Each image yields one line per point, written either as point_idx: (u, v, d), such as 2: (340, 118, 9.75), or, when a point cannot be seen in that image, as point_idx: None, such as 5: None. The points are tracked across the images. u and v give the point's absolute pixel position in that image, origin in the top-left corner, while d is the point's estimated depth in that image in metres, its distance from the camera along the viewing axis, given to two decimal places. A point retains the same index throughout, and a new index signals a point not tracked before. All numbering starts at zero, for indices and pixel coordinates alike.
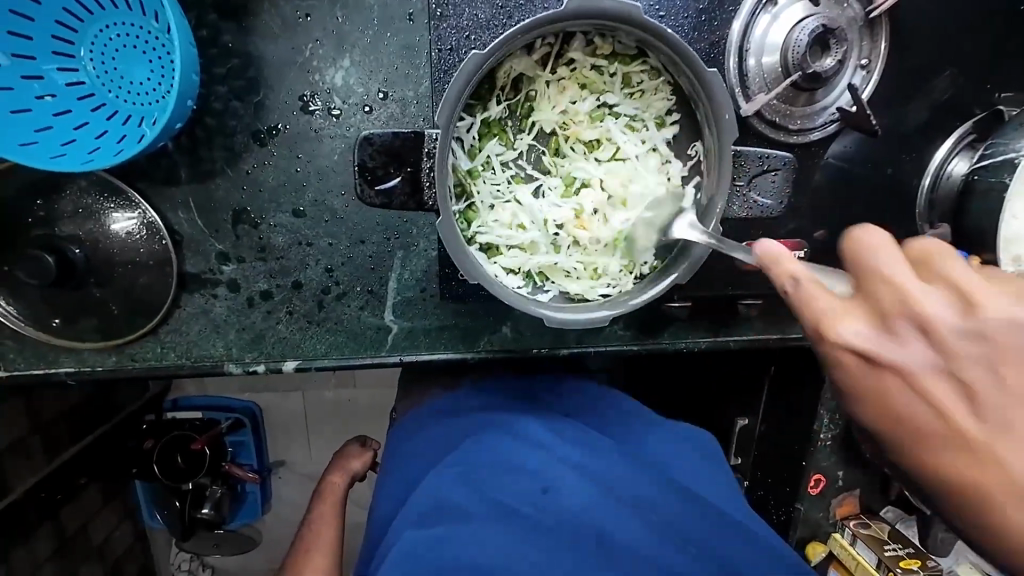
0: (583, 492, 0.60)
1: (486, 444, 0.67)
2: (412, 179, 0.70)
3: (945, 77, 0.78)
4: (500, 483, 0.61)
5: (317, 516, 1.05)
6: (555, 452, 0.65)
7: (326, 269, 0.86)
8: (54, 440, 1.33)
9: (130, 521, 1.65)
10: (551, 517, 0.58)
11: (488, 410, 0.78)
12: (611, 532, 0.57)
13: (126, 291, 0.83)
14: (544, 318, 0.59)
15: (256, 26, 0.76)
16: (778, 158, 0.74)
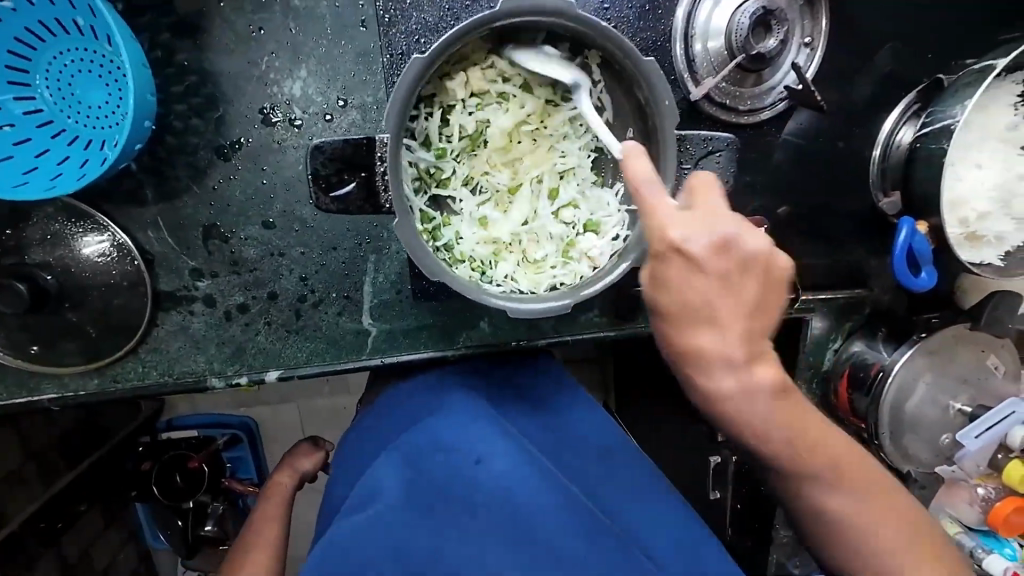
0: (513, 471, 0.60)
1: (425, 432, 0.66)
2: (368, 184, 0.67)
3: (888, 49, 0.80)
4: (437, 462, 0.61)
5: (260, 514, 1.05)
6: (492, 433, 0.64)
7: (301, 278, 0.88)
8: (47, 468, 1.34)
9: (133, 544, 1.65)
10: (489, 495, 0.58)
11: (429, 398, 0.78)
12: (534, 503, 0.57)
13: (103, 314, 0.84)
14: (506, 309, 0.60)
15: (210, 42, 0.77)
16: (722, 139, 0.72)
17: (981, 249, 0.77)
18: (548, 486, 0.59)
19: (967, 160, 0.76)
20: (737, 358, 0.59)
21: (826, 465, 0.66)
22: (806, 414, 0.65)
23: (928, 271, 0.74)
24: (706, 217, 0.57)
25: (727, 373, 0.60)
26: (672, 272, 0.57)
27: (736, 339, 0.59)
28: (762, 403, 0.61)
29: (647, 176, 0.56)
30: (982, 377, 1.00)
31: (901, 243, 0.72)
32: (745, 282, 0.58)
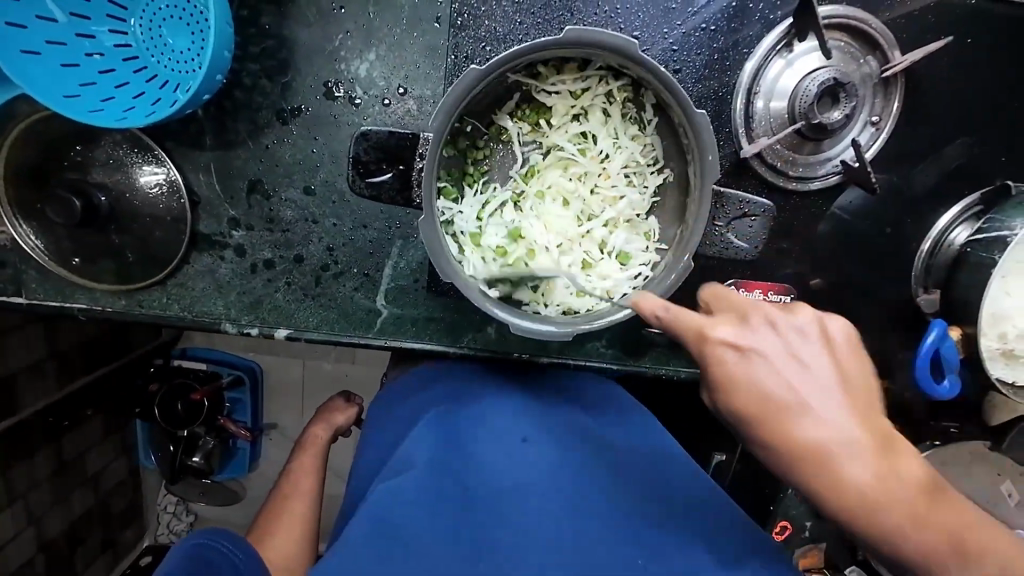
0: (552, 462, 0.69)
1: (460, 411, 0.77)
2: (403, 176, 0.84)
3: (959, 144, 0.77)
4: (484, 446, 0.71)
5: (295, 469, 1.07)
6: (536, 425, 0.76)
7: (328, 247, 0.91)
8: (66, 368, 1.44)
9: (125, 460, 1.74)
10: (525, 482, 0.66)
11: (462, 382, 0.87)
12: (586, 493, 0.67)
13: (143, 242, 0.89)
14: (509, 325, 0.60)
15: (292, 12, 0.80)
16: (758, 205, 0.76)
17: (1017, 370, 0.73)
18: (596, 483, 0.68)
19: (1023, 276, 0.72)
20: (826, 410, 0.53)
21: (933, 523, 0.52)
22: (908, 461, 0.54)
23: (951, 379, 0.70)
24: (731, 312, 0.56)
25: (811, 425, 0.52)
26: (726, 369, 0.54)
27: (819, 357, 0.54)
28: (822, 431, 0.52)
29: (663, 308, 0.57)
30: (993, 500, 0.96)
31: (928, 344, 0.69)
32: (788, 365, 0.53)
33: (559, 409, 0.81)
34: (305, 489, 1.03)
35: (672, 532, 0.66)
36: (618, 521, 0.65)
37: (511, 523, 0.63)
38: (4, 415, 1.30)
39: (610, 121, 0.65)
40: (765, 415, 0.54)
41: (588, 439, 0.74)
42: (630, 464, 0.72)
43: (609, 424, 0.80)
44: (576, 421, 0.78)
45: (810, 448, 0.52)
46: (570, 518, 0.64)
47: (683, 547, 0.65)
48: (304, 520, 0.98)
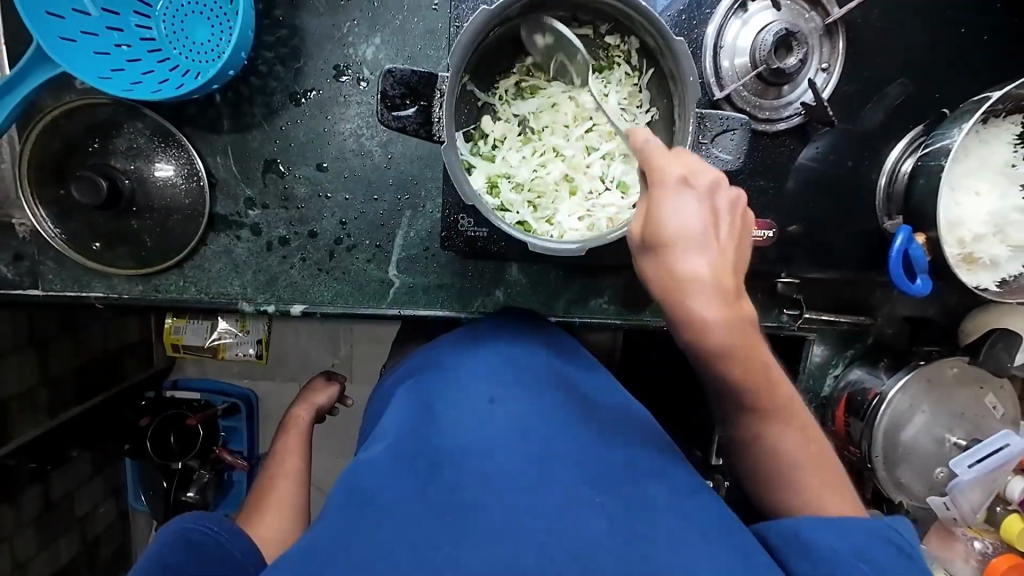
0: (517, 414, 0.68)
1: (432, 378, 0.78)
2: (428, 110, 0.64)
3: (899, 83, 0.88)
4: (452, 405, 0.71)
5: (283, 439, 1.13)
6: (503, 382, 0.74)
7: (340, 221, 0.96)
8: (59, 397, 1.44)
9: (115, 500, 1.72)
10: (486, 438, 0.65)
11: (439, 349, 0.86)
12: (552, 438, 0.66)
13: (161, 227, 0.93)
14: (529, 244, 0.67)
15: (304, 4, 0.89)
16: (738, 120, 0.78)
17: (977, 273, 0.82)
18: (561, 431, 0.67)
19: (967, 186, 0.82)
20: (710, 245, 0.59)
21: (760, 353, 0.64)
22: (745, 304, 0.62)
23: (923, 277, 0.77)
24: (683, 164, 0.61)
25: (702, 294, 0.59)
26: (664, 201, 0.59)
27: (713, 246, 0.59)
28: (712, 306, 0.59)
29: (647, 138, 0.63)
30: (981, 413, 1.01)
31: (897, 248, 0.77)
32: (722, 216, 0.60)
33: (528, 359, 0.80)
34: (294, 453, 1.09)
35: (635, 473, 0.65)
36: (582, 465, 0.63)
37: (479, 471, 0.61)
38: None
39: (601, 71, 0.74)
40: (671, 249, 0.59)
41: (556, 395, 0.73)
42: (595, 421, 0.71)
43: (570, 377, 0.79)
44: (542, 371, 0.78)
45: (694, 280, 0.59)
46: (534, 466, 0.62)
47: (649, 494, 0.63)
48: (297, 477, 1.04)
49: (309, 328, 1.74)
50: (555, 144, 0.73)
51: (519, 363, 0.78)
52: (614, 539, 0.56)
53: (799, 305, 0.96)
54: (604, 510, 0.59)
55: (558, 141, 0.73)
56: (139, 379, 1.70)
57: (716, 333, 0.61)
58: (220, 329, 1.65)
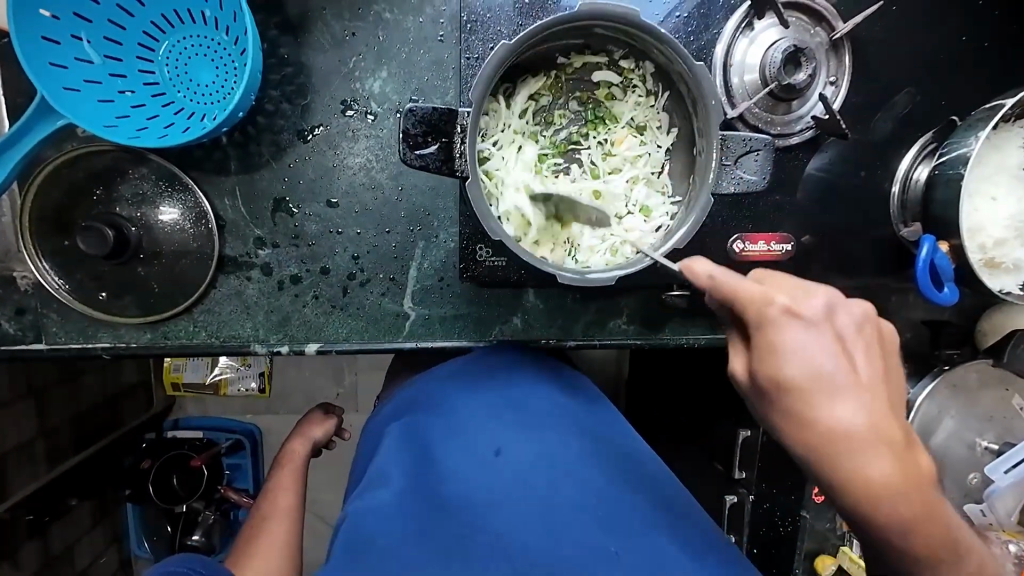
0: (524, 463, 0.67)
1: (431, 417, 0.77)
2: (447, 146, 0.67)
3: (906, 93, 0.89)
4: (454, 449, 0.70)
5: (276, 476, 1.07)
6: (508, 425, 0.73)
7: (353, 256, 0.95)
8: (58, 448, 1.39)
9: (116, 549, 1.66)
10: (495, 489, 0.64)
11: (435, 383, 0.85)
12: (559, 487, 0.65)
13: (169, 273, 0.90)
14: (559, 275, 0.66)
15: (308, 41, 0.88)
16: (760, 140, 0.85)
17: (1000, 276, 0.82)
18: (571, 478, 0.66)
19: (984, 192, 0.82)
20: (825, 351, 0.57)
21: (913, 468, 0.57)
22: (891, 416, 0.57)
23: (950, 286, 0.77)
24: (793, 288, 0.60)
25: (837, 390, 0.56)
26: (695, 270, 0.64)
27: (836, 348, 0.57)
28: (856, 409, 0.55)
29: (714, 273, 0.63)
30: (1009, 416, 1.00)
31: (923, 258, 0.76)
32: (824, 331, 0.58)
33: (530, 398, 0.80)
34: (286, 491, 1.04)
35: (642, 515, 0.65)
36: (592, 519, 0.63)
37: (490, 521, 0.62)
38: None
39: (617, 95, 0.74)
40: (773, 358, 0.58)
41: (566, 437, 0.72)
42: (604, 461, 0.71)
43: (579, 412, 0.80)
44: (548, 407, 0.78)
45: (844, 431, 0.56)
46: (545, 522, 0.62)
47: (660, 547, 0.63)
48: (289, 517, 0.99)
49: (313, 361, 1.70)
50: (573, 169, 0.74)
51: (520, 404, 0.78)
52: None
53: None
54: (618, 562, 0.60)
55: (576, 167, 0.74)
56: (139, 423, 1.64)
57: (859, 429, 0.55)
58: (221, 364, 1.66)
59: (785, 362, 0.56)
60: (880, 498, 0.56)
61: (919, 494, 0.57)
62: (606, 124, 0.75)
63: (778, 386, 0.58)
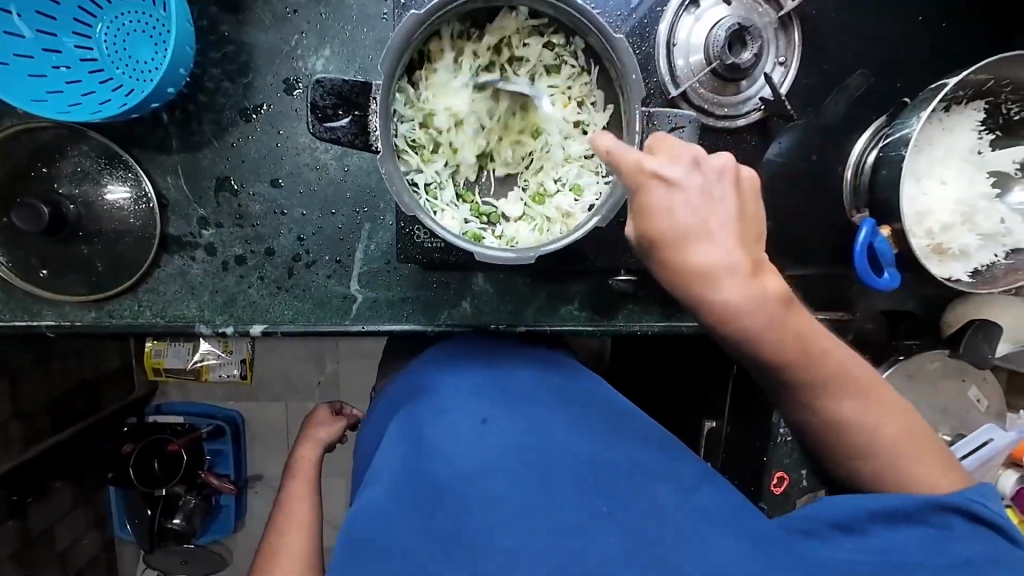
0: (516, 429, 0.61)
1: (419, 402, 0.71)
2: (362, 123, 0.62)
3: (859, 74, 0.87)
4: (442, 426, 0.64)
5: (293, 478, 1.03)
6: (498, 395, 0.67)
7: (298, 237, 0.94)
8: (35, 429, 1.42)
9: (98, 531, 1.68)
10: (482, 462, 0.58)
11: (429, 368, 0.79)
12: (556, 451, 0.59)
13: (112, 251, 0.90)
14: (474, 255, 0.65)
15: (250, 19, 0.87)
16: (687, 116, 0.76)
17: (948, 263, 0.80)
18: (570, 440, 0.60)
19: (933, 175, 0.80)
20: (714, 232, 0.58)
21: (788, 326, 0.60)
22: (769, 278, 0.59)
23: (890, 270, 0.74)
24: (669, 151, 0.59)
25: (730, 279, 0.57)
26: (651, 198, 0.58)
27: (728, 214, 0.58)
28: (737, 286, 0.57)
29: (611, 145, 0.59)
30: (964, 410, 1.00)
31: (861, 242, 0.74)
32: (683, 195, 0.58)
33: (520, 371, 0.74)
34: (305, 497, 0.99)
35: (651, 477, 0.59)
36: (593, 481, 0.57)
37: (489, 497, 0.56)
38: None
39: (550, 70, 0.71)
40: (671, 245, 0.58)
41: (558, 404, 0.66)
42: (602, 423, 0.64)
43: (569, 377, 0.74)
44: (536, 379, 0.72)
45: (724, 306, 0.58)
46: (545, 487, 0.56)
47: (667, 501, 0.57)
48: (308, 525, 0.95)
49: (288, 348, 1.68)
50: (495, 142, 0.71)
51: (507, 379, 0.72)
52: (628, 552, 0.53)
53: None
54: (614, 521, 0.55)
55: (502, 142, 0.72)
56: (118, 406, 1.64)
57: (728, 297, 0.58)
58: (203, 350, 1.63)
59: (696, 256, 0.57)
60: (739, 330, 0.59)
61: (789, 332, 0.60)
62: (533, 97, 0.71)
63: (692, 279, 0.58)
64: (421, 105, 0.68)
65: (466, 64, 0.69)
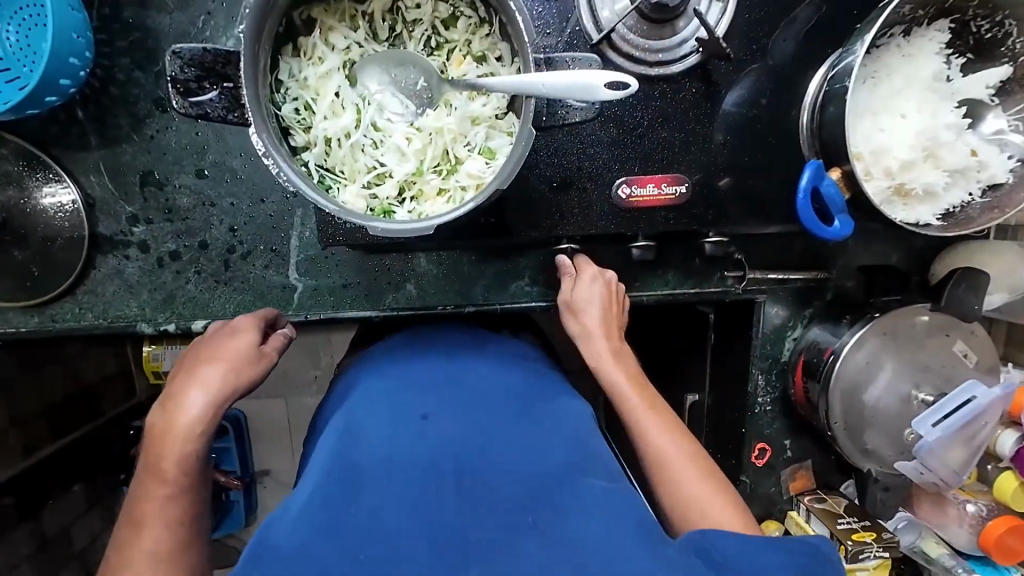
0: (452, 435, 0.60)
1: (355, 401, 0.69)
2: (236, 96, 0.58)
3: (809, 4, 0.79)
4: (379, 422, 0.62)
5: (164, 446, 0.68)
6: (438, 395, 0.66)
7: (230, 228, 0.91)
8: (32, 436, 1.35)
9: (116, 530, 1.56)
10: (412, 465, 0.56)
11: (375, 364, 0.76)
12: (485, 454, 0.58)
13: (44, 254, 0.89)
14: (368, 227, 0.60)
15: (153, 2, 0.83)
16: (584, 60, 0.68)
17: (914, 208, 0.73)
18: (499, 446, 0.59)
19: (892, 109, 0.72)
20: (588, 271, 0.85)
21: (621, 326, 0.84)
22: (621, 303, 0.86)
23: (839, 218, 0.69)
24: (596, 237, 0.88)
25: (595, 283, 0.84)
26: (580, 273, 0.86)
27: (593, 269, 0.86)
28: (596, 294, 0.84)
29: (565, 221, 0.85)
30: (951, 365, 0.90)
31: (805, 186, 0.68)
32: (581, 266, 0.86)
33: (467, 373, 0.72)
34: (181, 460, 0.68)
35: (577, 477, 0.57)
36: (514, 482, 0.55)
37: (410, 494, 0.53)
38: None
39: (448, 25, 0.66)
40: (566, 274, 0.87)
41: (501, 413, 0.64)
42: (543, 434, 0.62)
43: (519, 382, 0.72)
44: (478, 381, 0.70)
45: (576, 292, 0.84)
46: (465, 489, 0.54)
47: (584, 494, 0.55)
48: (180, 489, 0.68)
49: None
50: (383, 102, 0.65)
51: (456, 381, 0.70)
52: (546, 559, 0.49)
53: (742, 267, 0.93)
54: (538, 527, 0.51)
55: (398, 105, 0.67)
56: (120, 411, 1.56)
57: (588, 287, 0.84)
58: None
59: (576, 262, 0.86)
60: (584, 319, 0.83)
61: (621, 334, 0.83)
62: (428, 52, 0.66)
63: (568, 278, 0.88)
64: (306, 74, 0.63)
65: (341, 22, 0.64)
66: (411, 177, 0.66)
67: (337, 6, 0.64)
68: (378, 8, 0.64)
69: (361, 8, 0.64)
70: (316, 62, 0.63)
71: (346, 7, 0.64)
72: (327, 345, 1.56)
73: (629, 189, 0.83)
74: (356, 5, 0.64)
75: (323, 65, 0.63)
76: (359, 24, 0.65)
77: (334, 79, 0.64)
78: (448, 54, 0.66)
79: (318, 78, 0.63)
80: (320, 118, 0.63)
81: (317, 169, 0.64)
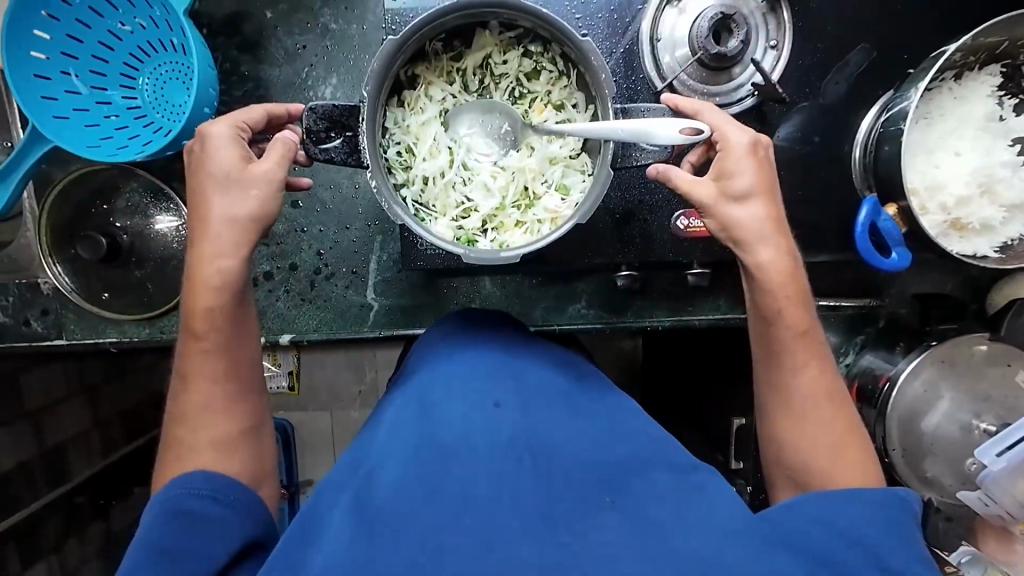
0: (521, 424, 0.63)
1: (419, 386, 0.71)
2: (355, 144, 0.68)
3: (860, 50, 0.84)
4: (451, 406, 0.65)
5: (195, 296, 0.66)
6: (500, 384, 0.69)
7: (317, 252, 1.02)
8: (111, 438, 1.47)
9: None
10: (491, 446, 0.59)
11: (434, 349, 0.78)
12: (556, 443, 0.61)
13: (160, 273, 1.02)
14: (461, 255, 0.67)
15: (265, 57, 0.96)
16: (658, 111, 0.72)
17: (971, 241, 0.76)
18: (568, 438, 0.62)
19: (945, 148, 0.76)
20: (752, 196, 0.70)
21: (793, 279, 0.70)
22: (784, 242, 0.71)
23: (897, 250, 0.72)
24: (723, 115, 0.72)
25: (763, 241, 0.69)
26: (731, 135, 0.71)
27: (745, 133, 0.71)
28: (771, 249, 0.69)
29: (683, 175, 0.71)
30: (1012, 396, 0.90)
31: (862, 221, 0.72)
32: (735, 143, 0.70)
33: (522, 370, 0.74)
34: (209, 308, 0.66)
35: (647, 465, 0.61)
36: (586, 467, 0.59)
37: (493, 469, 0.57)
38: (55, 483, 1.33)
39: (530, 78, 0.75)
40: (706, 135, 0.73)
41: (564, 408, 0.68)
42: (607, 429, 0.66)
43: (575, 384, 0.76)
44: (536, 378, 0.74)
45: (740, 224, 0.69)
46: (543, 471, 0.58)
47: (652, 482, 0.58)
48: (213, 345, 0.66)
49: (337, 358, 1.64)
50: (472, 144, 0.75)
51: (517, 373, 0.73)
52: (628, 536, 0.52)
53: None
54: (616, 507, 0.55)
55: (485, 148, 0.75)
56: None
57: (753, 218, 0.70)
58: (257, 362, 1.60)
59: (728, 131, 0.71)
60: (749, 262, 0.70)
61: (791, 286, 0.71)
62: (512, 102, 0.75)
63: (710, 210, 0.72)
64: (408, 122, 0.73)
65: (439, 77, 0.74)
66: (494, 210, 0.74)
67: (435, 63, 0.74)
68: (470, 64, 0.74)
69: (456, 65, 0.74)
70: (417, 112, 0.73)
71: (443, 64, 0.74)
72: (373, 359, 1.66)
73: (686, 221, 0.91)
74: (452, 62, 0.74)
75: (421, 114, 0.73)
76: (454, 79, 0.74)
77: (431, 126, 0.73)
78: (529, 103, 0.75)
79: (418, 125, 0.73)
80: (419, 159, 0.73)
81: (413, 202, 0.73)
